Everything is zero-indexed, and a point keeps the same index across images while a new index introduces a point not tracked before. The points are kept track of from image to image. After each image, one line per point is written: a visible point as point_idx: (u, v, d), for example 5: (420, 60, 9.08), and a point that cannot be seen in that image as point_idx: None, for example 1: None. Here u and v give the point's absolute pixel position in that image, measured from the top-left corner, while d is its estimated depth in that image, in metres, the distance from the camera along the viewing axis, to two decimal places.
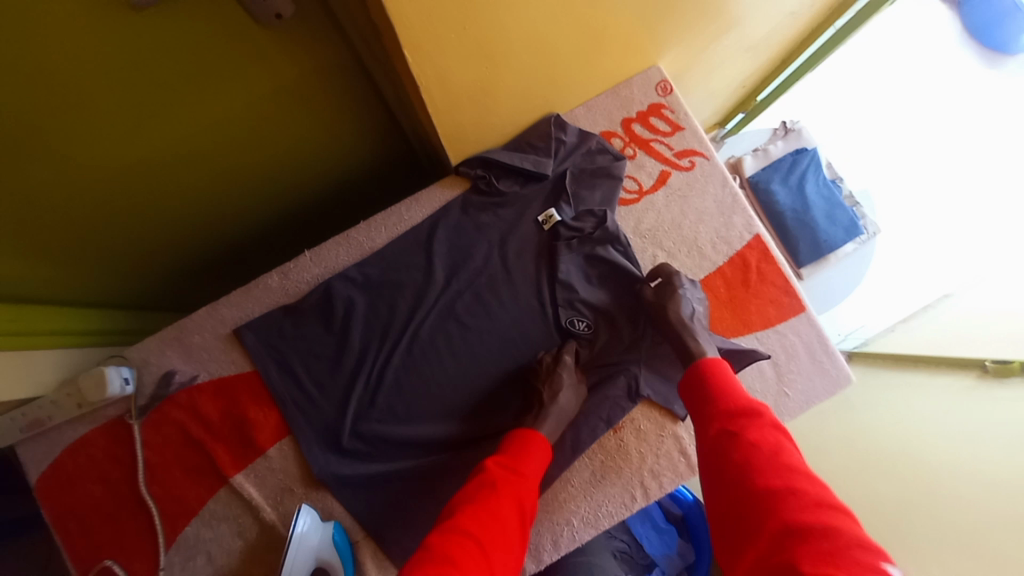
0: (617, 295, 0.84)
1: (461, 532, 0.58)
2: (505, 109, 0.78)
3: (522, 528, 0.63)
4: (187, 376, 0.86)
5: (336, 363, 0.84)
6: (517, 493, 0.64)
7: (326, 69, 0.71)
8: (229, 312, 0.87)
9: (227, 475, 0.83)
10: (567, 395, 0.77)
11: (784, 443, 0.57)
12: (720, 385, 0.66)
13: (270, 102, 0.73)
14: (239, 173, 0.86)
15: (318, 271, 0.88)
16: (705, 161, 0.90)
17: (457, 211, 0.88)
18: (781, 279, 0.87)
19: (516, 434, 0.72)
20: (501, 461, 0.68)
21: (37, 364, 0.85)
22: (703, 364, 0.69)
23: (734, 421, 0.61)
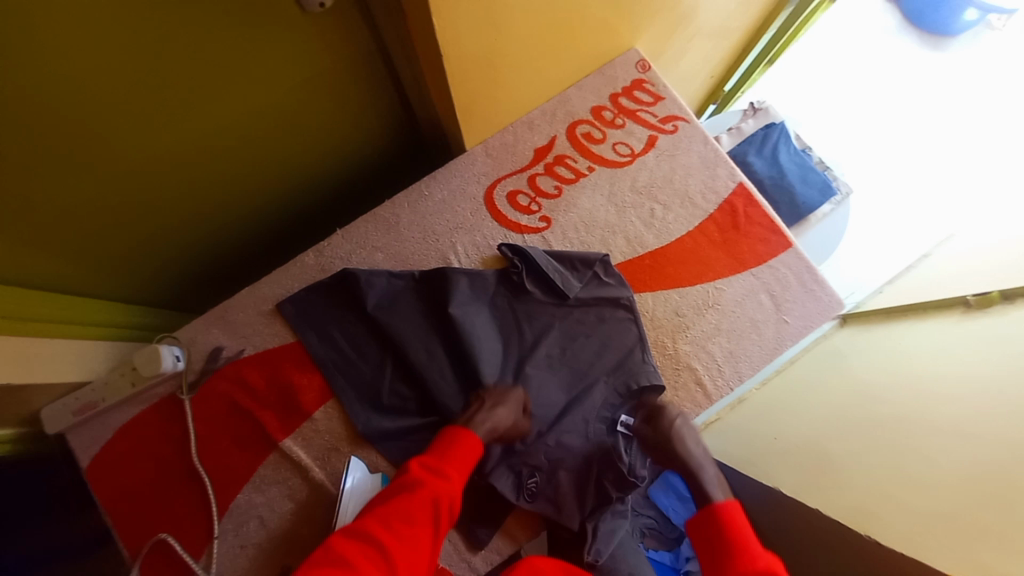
0: (585, 461, 0.84)
1: (368, 535, 0.66)
2: (508, 85, 0.89)
3: (435, 531, 0.68)
4: (234, 350, 0.92)
5: (372, 329, 0.92)
6: (433, 496, 0.69)
7: (353, 57, 0.83)
8: (270, 290, 0.95)
9: (275, 440, 0.88)
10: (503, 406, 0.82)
11: None
12: (732, 534, 0.73)
13: (304, 87, 0.84)
14: (270, 162, 0.96)
15: (348, 248, 0.95)
16: (686, 124, 1.01)
17: (484, 284, 0.93)
18: (766, 220, 0.96)
19: (449, 432, 0.77)
20: (426, 462, 0.73)
21: (84, 353, 0.92)
22: (718, 510, 0.76)
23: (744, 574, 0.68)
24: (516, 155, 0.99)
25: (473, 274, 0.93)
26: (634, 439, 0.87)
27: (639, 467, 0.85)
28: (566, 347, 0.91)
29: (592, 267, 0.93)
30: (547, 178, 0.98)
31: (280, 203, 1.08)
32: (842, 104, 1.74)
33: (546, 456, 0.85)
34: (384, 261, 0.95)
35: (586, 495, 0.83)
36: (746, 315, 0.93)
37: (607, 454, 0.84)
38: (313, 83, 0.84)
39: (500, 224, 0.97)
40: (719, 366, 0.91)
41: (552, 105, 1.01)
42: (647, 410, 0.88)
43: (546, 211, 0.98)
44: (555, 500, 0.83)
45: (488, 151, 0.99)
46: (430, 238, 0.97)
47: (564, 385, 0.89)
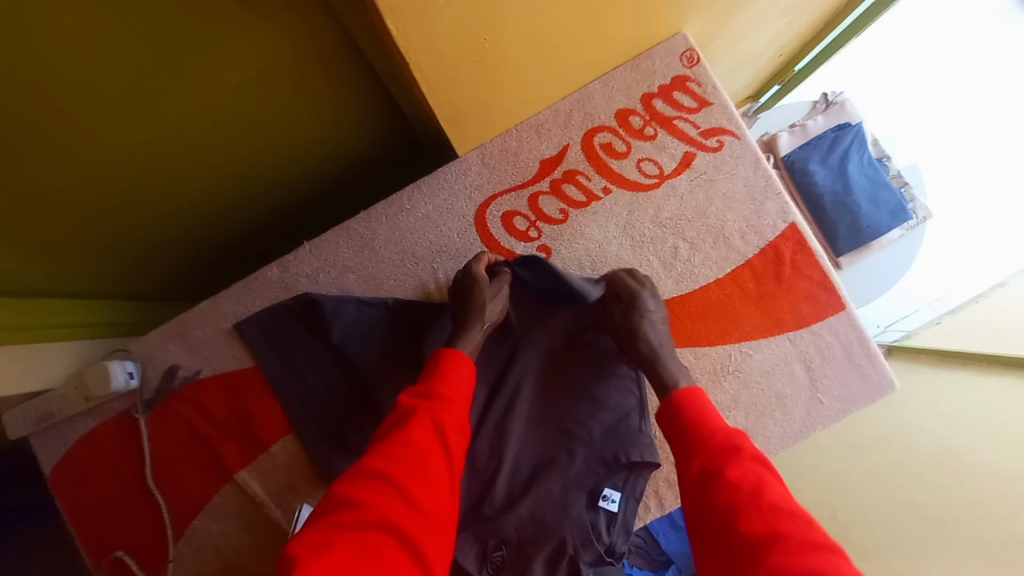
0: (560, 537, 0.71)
1: (372, 473, 0.57)
2: (512, 87, 0.70)
3: (445, 450, 0.61)
4: (191, 370, 0.85)
5: (340, 359, 0.81)
6: (431, 416, 0.61)
7: (313, 53, 0.62)
8: (230, 306, 0.85)
9: (231, 471, 0.83)
10: (490, 299, 0.75)
11: (764, 476, 0.53)
12: (692, 411, 0.60)
13: (253, 96, 0.64)
14: (220, 176, 0.77)
15: (315, 266, 0.83)
16: (735, 141, 0.81)
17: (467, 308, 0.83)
18: (818, 273, 0.78)
19: (435, 357, 0.69)
20: (416, 391, 0.65)
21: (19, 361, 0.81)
22: (678, 395, 0.63)
23: (713, 457, 0.55)
24: (518, 166, 0.82)
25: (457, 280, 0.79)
26: (619, 516, 0.74)
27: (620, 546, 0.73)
28: (555, 398, 0.80)
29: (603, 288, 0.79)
30: (552, 199, 0.82)
31: (241, 224, 0.90)
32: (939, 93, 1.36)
33: (515, 528, 0.72)
34: (355, 285, 0.83)
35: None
36: (773, 389, 0.78)
37: (586, 533, 0.71)
38: (266, 92, 0.65)
39: (491, 250, 0.83)
40: None
41: (569, 105, 0.82)
42: (637, 484, 0.76)
43: (546, 239, 0.82)
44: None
45: (485, 158, 0.83)
46: (409, 261, 0.83)
47: (546, 446, 0.78)
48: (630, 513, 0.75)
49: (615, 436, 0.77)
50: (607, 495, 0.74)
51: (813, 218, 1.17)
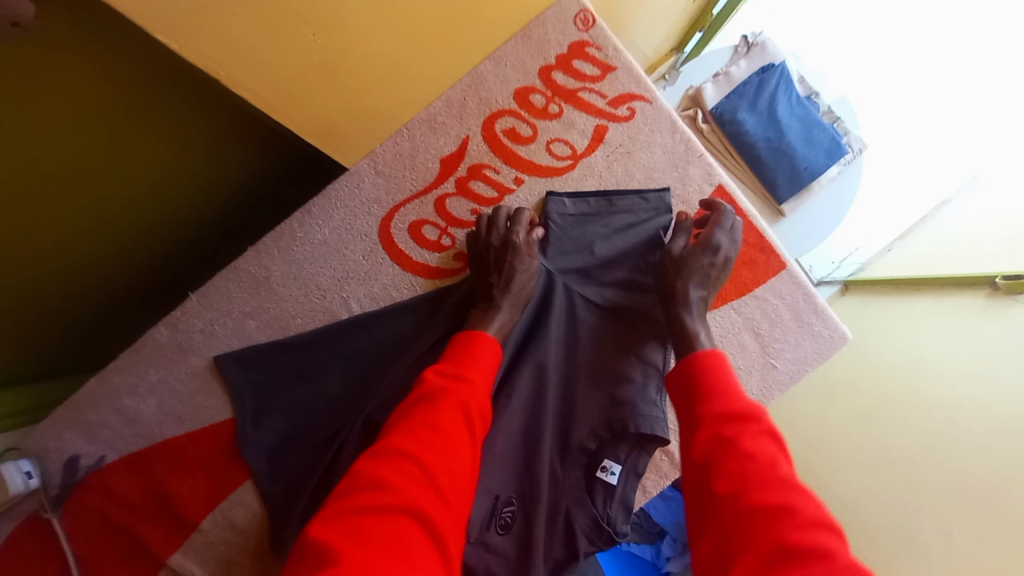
0: (569, 488, 0.69)
1: (395, 452, 0.47)
2: (385, 86, 0.61)
3: (474, 434, 0.51)
4: (93, 459, 0.75)
5: (271, 412, 0.72)
6: (460, 398, 0.52)
7: (104, 70, 0.50)
8: (122, 379, 0.75)
9: (163, 557, 0.73)
10: (525, 272, 0.67)
11: (780, 454, 0.47)
12: (710, 379, 0.54)
13: (40, 135, 0.51)
14: (73, 250, 0.66)
15: (208, 317, 0.74)
16: (647, 106, 0.74)
17: None
18: (753, 234, 0.73)
19: (460, 338, 0.60)
20: (443, 369, 0.55)
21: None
22: (694, 357, 0.56)
23: (726, 422, 0.49)
24: (417, 170, 0.74)
25: (500, 239, 0.69)
26: (617, 490, 0.70)
27: (621, 523, 0.69)
28: (586, 333, 0.72)
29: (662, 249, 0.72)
30: (460, 200, 0.74)
31: (117, 287, 0.78)
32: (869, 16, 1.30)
33: (522, 494, 0.67)
34: (258, 330, 0.74)
35: (556, 536, 0.68)
36: None
37: (581, 498, 0.69)
38: (71, 129, 0.53)
39: (404, 268, 0.74)
40: None
41: (461, 92, 0.72)
42: (639, 460, 0.70)
43: (462, 246, 0.74)
44: (527, 549, 0.65)
45: (378, 166, 0.73)
46: (314, 295, 0.74)
47: (550, 387, 0.71)
48: (629, 489, 0.70)
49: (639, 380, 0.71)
50: (607, 465, 0.69)
51: (750, 169, 1.12)
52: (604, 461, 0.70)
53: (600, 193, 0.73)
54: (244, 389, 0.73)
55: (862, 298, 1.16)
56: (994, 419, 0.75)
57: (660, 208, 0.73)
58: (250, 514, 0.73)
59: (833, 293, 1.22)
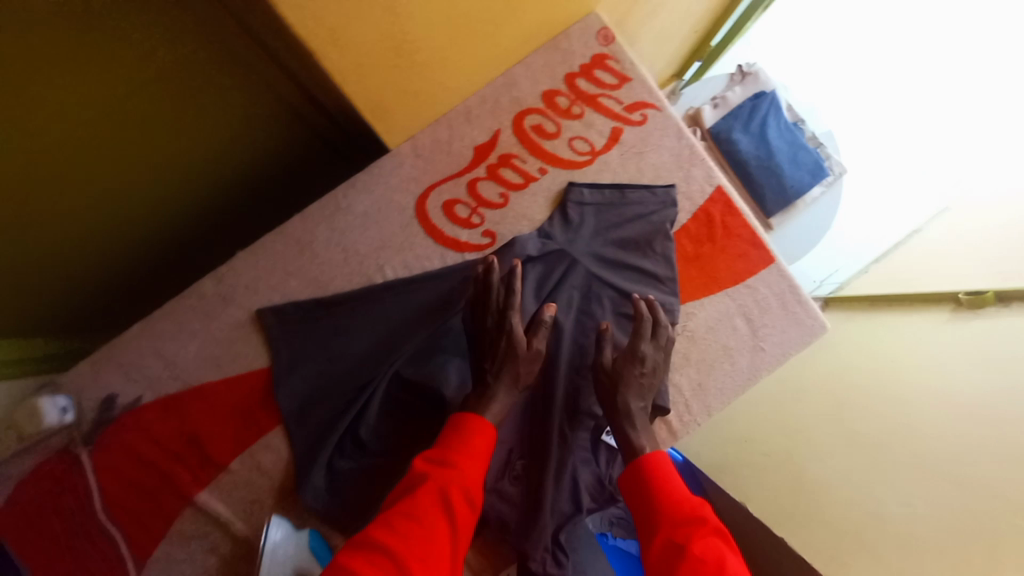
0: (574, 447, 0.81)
1: (371, 544, 0.56)
2: (434, 74, 0.71)
3: (455, 527, 0.59)
4: (131, 397, 0.80)
5: (309, 364, 0.80)
6: (443, 488, 0.60)
7: (187, 25, 0.59)
8: (166, 325, 0.81)
9: (190, 493, 0.79)
10: (524, 356, 0.73)
11: (726, 554, 0.57)
12: (663, 489, 0.65)
13: (144, 66, 0.60)
14: (122, 191, 0.73)
15: (253, 275, 0.81)
16: (658, 113, 0.84)
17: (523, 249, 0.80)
18: (747, 231, 0.83)
19: (454, 422, 0.68)
20: (430, 457, 0.64)
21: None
22: (642, 463, 0.68)
23: (680, 530, 0.60)
24: (452, 155, 0.82)
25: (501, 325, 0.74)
26: (617, 452, 0.81)
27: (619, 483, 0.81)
28: (600, 310, 0.81)
29: (669, 239, 0.81)
30: (490, 184, 0.82)
31: (155, 241, 0.84)
32: (854, 58, 1.43)
33: (536, 450, 0.80)
34: (298, 288, 0.81)
35: (562, 488, 0.80)
36: (720, 343, 0.82)
37: (586, 458, 0.81)
38: (164, 74, 0.62)
39: (436, 241, 0.82)
40: (686, 401, 0.82)
41: (495, 90, 0.82)
42: None
43: (490, 224, 0.82)
44: (538, 496, 0.77)
45: (418, 149, 0.82)
46: (352, 260, 0.82)
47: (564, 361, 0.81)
48: None
49: None
50: (609, 428, 0.82)
51: (742, 183, 1.24)
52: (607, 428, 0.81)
53: (613, 185, 0.82)
54: (282, 341, 0.80)
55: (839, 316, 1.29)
56: (961, 418, 0.86)
57: (666, 202, 0.82)
58: (278, 457, 0.80)
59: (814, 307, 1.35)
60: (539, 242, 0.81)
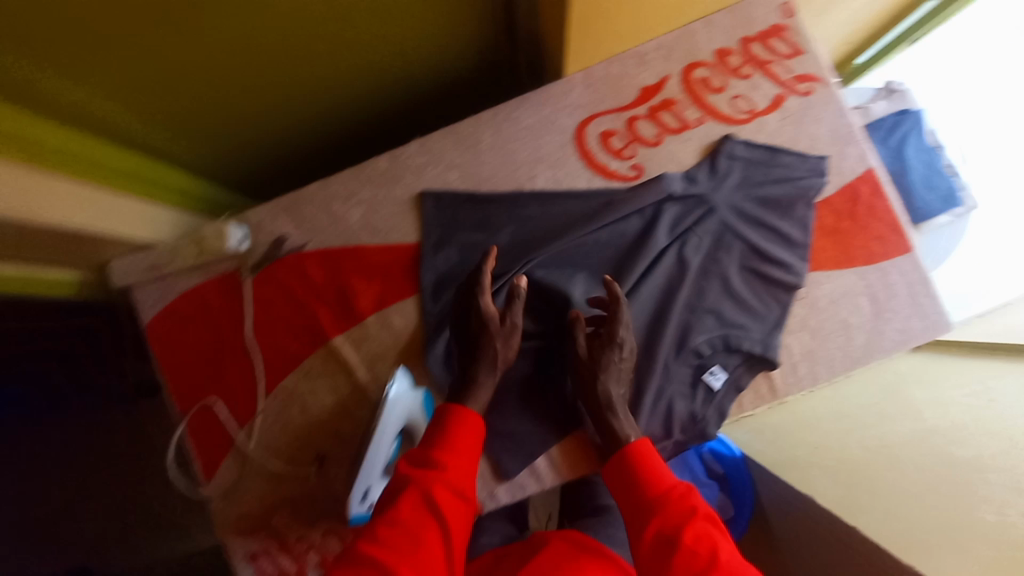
0: (675, 378, 0.85)
1: (366, 554, 0.66)
2: (635, 9, 0.78)
3: (443, 523, 0.69)
4: (297, 243, 0.92)
5: (453, 247, 0.89)
6: (425, 490, 0.70)
7: None
8: (340, 188, 0.92)
9: (328, 335, 0.91)
10: (501, 339, 0.82)
11: (715, 535, 0.67)
12: (652, 483, 0.72)
13: None
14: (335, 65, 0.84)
15: (423, 160, 0.91)
16: (823, 89, 0.87)
17: (669, 187, 0.85)
18: (890, 216, 0.85)
19: (432, 424, 0.78)
20: (412, 461, 0.74)
21: (114, 210, 0.83)
22: (631, 454, 0.74)
23: (671, 520, 0.68)
24: (621, 89, 0.88)
25: (477, 313, 0.82)
26: (717, 394, 0.85)
27: (712, 426, 0.84)
28: (728, 259, 0.85)
29: (810, 206, 0.85)
30: (650, 123, 0.87)
31: (332, 111, 0.97)
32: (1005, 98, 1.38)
33: (639, 370, 0.85)
34: (458, 180, 0.90)
35: (655, 411, 0.85)
36: (840, 318, 0.84)
37: (684, 392, 0.85)
38: None
39: (587, 165, 0.88)
40: (795, 363, 0.85)
41: (673, 41, 0.88)
42: (742, 376, 0.85)
43: (640, 159, 0.87)
44: (635, 409, 0.84)
45: (591, 79, 0.88)
46: (509, 166, 0.89)
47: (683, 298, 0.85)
48: (725, 397, 0.85)
49: (751, 323, 0.85)
50: (714, 370, 0.85)
51: None
52: (710, 369, 0.85)
53: (767, 146, 0.85)
54: (434, 222, 0.90)
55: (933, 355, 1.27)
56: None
57: (817, 171, 0.85)
58: (407, 323, 0.90)
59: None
60: (683, 184, 0.85)
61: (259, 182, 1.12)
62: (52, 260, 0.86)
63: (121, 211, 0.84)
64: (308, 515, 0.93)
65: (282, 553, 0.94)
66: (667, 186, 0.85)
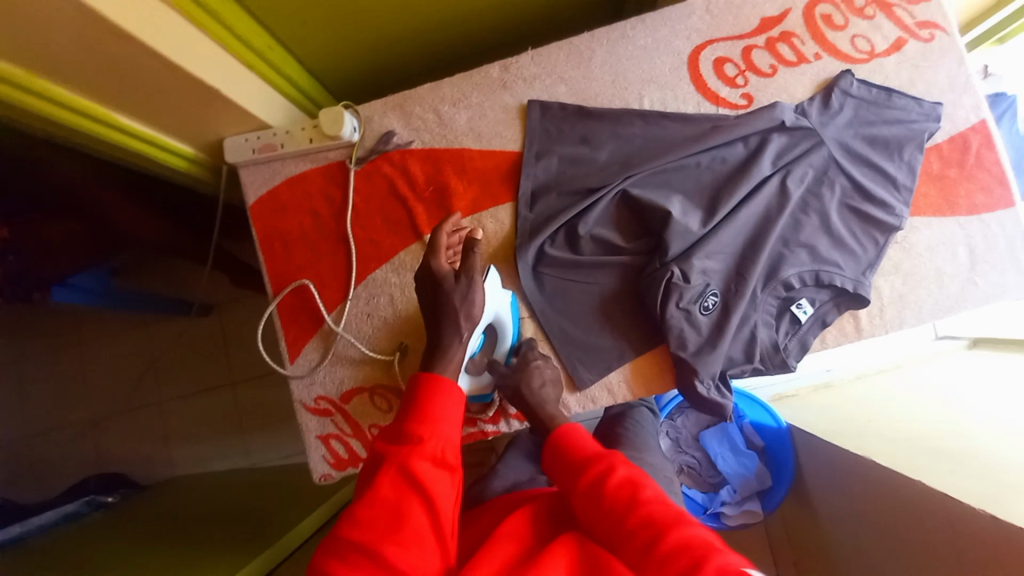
0: (761, 305, 0.84)
1: (343, 543, 0.61)
2: None
3: (425, 495, 0.64)
4: (404, 140, 0.94)
5: (552, 158, 0.91)
6: (401, 465, 0.65)
7: None
8: (450, 91, 0.94)
9: (422, 231, 0.93)
10: (460, 302, 0.78)
11: (642, 478, 0.67)
12: (575, 446, 0.73)
13: None
14: None
15: (534, 71, 0.93)
16: (946, 37, 0.87)
17: (778, 117, 0.85)
18: (998, 168, 0.85)
19: (405, 395, 0.74)
20: (387, 438, 0.70)
21: (243, 81, 0.86)
22: (557, 431, 0.76)
23: (594, 475, 0.68)
24: (739, 19, 0.89)
25: (432, 283, 0.79)
26: (801, 327, 0.85)
27: (792, 356, 0.86)
28: (830, 193, 0.85)
29: (919, 149, 0.85)
30: (765, 53, 0.89)
31: (450, 29, 0.99)
32: None
33: (728, 293, 0.84)
34: (566, 95, 0.92)
35: (738, 338, 0.84)
36: (935, 265, 0.85)
37: (769, 321, 0.85)
38: None
39: (697, 89, 0.90)
40: (883, 304, 0.85)
41: None
42: (828, 312, 0.85)
43: (751, 88, 0.89)
44: (720, 331, 0.83)
45: (710, 7, 0.90)
46: (619, 84, 0.91)
47: (780, 226, 0.84)
48: (807, 329, 0.86)
49: (842, 260, 0.84)
50: (801, 303, 0.84)
51: None
52: (797, 300, 0.85)
53: (882, 87, 0.86)
54: (538, 131, 0.92)
55: (994, 345, 1.27)
56: None
57: (930, 115, 0.85)
58: (500, 227, 0.92)
59: (960, 344, 1.35)
60: (794, 115, 0.86)
61: (362, 96, 1.15)
62: (177, 126, 0.90)
63: (248, 86, 0.88)
64: (383, 403, 0.95)
65: (355, 436, 0.96)
66: (778, 115, 0.85)
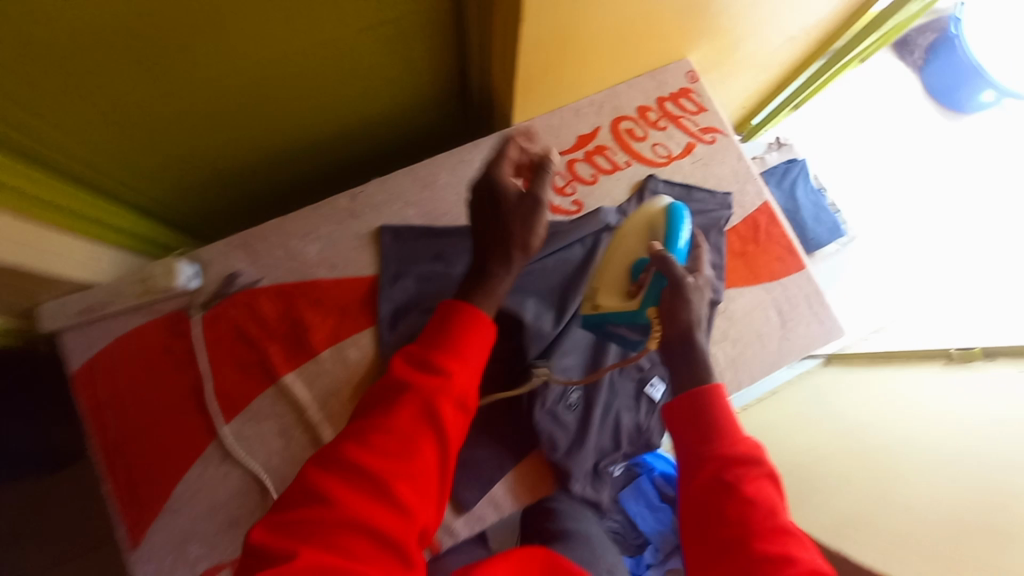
0: (620, 392, 0.90)
1: (354, 465, 0.57)
2: (566, 74, 0.93)
3: (441, 435, 0.60)
4: (251, 278, 0.92)
5: (407, 279, 0.93)
6: (427, 398, 0.61)
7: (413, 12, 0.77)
8: (298, 224, 0.95)
9: (279, 374, 0.88)
10: (516, 224, 0.70)
11: (772, 495, 0.64)
12: (721, 421, 0.70)
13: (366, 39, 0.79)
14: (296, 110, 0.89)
15: (381, 198, 0.97)
16: (724, 139, 1.05)
17: (603, 221, 0.96)
18: (785, 241, 1.02)
19: (450, 322, 0.67)
20: (420, 359, 0.64)
21: (53, 247, 0.81)
22: (709, 392, 0.71)
23: (735, 468, 0.66)
24: (560, 137, 1.02)
25: (497, 188, 0.71)
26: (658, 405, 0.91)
27: (655, 435, 0.90)
28: None
29: (722, 233, 0.99)
30: (585, 165, 1.01)
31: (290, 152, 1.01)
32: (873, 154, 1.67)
33: (587, 387, 0.89)
34: (415, 217, 0.97)
35: (606, 428, 0.88)
36: (753, 327, 0.97)
37: (629, 405, 0.90)
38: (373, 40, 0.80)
39: None
40: (721, 371, 0.95)
41: (602, 98, 1.04)
42: None
43: (579, 196, 1.00)
44: (585, 426, 0.86)
45: (534, 129, 1.02)
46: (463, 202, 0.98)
47: None
48: None
49: None
50: (653, 383, 0.91)
51: None
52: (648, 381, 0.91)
53: (682, 185, 1.01)
54: (392, 255, 0.94)
55: (842, 365, 1.41)
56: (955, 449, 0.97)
57: (724, 205, 1.01)
58: (363, 354, 0.90)
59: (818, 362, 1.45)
60: (617, 217, 0.97)
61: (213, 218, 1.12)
62: None
63: (61, 252, 0.83)
64: None
65: None
66: (603, 219, 0.97)
